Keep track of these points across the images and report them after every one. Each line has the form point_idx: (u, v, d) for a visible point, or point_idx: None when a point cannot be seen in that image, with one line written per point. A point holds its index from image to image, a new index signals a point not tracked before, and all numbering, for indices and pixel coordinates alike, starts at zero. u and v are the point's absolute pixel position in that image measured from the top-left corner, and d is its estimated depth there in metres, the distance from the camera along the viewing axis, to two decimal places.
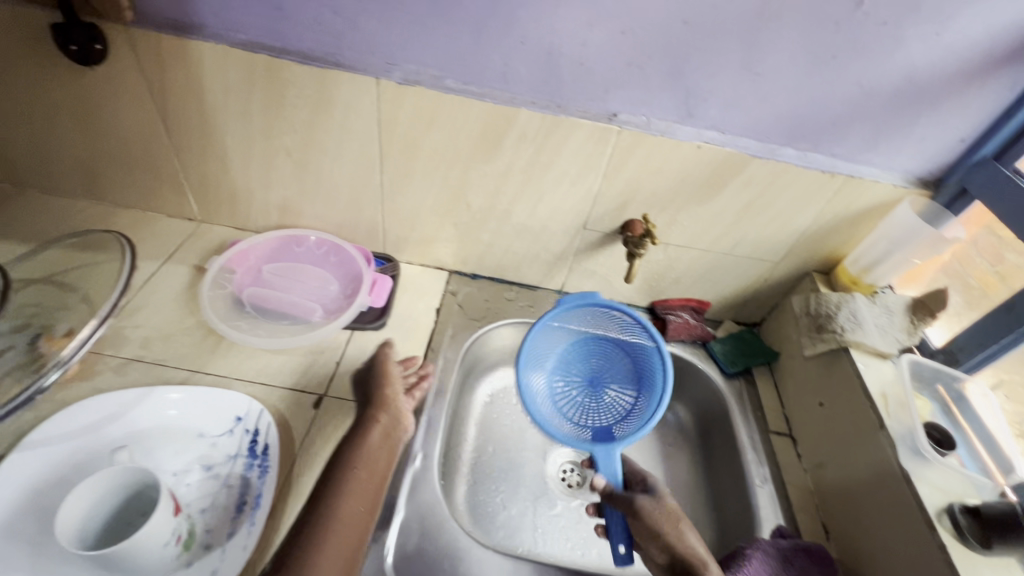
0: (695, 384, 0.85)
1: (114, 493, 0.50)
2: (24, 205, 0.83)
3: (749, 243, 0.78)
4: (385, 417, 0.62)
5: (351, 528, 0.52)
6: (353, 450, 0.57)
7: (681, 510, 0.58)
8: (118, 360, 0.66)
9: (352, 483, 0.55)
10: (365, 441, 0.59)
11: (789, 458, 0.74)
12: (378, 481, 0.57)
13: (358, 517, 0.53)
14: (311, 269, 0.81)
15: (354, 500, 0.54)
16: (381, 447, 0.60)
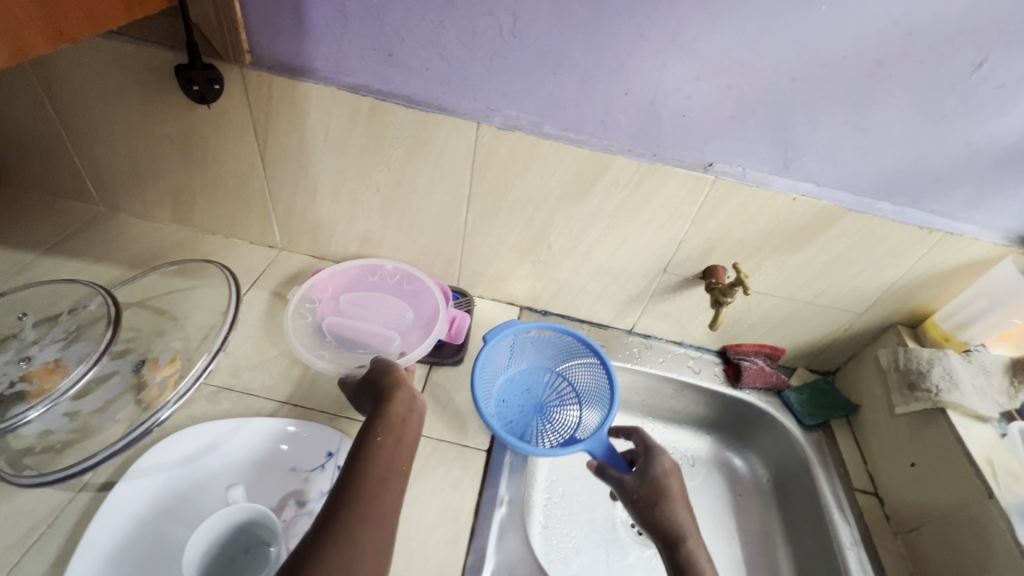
0: (772, 434, 0.83)
1: (223, 526, 0.52)
2: (116, 227, 0.86)
3: (834, 293, 0.77)
4: (396, 390, 0.58)
5: (382, 490, 0.48)
6: (372, 424, 0.54)
7: (666, 490, 0.60)
8: (210, 388, 0.67)
9: (377, 452, 0.51)
10: (382, 416, 0.55)
11: (877, 518, 0.72)
12: (405, 446, 0.53)
13: (384, 476, 0.49)
14: (387, 299, 0.79)
15: (379, 466, 0.50)
16: (400, 418, 0.55)
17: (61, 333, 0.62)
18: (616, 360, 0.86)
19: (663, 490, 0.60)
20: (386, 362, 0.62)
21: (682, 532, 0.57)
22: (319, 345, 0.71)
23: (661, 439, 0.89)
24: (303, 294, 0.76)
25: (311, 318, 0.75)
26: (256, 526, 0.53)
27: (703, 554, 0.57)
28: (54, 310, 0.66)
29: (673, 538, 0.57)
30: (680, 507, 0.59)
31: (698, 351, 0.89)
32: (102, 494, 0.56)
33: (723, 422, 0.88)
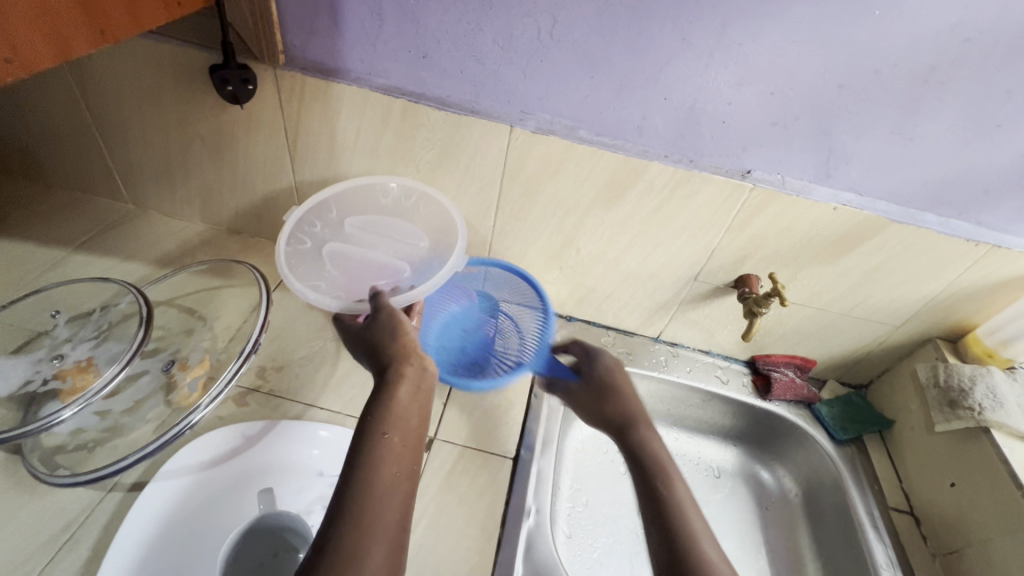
0: (802, 448, 0.81)
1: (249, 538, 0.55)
2: (145, 225, 0.87)
3: (871, 305, 0.75)
4: (404, 368, 0.54)
5: (388, 499, 0.45)
6: (380, 412, 0.50)
7: (608, 381, 0.66)
8: (238, 390, 0.67)
9: (386, 451, 0.48)
10: (388, 405, 0.51)
11: (914, 539, 0.70)
12: (413, 438, 0.50)
13: (393, 483, 0.46)
14: (397, 225, 0.71)
15: (386, 468, 0.46)
16: (405, 403, 0.52)
17: (93, 331, 0.62)
18: (642, 368, 0.84)
19: (608, 381, 0.66)
20: (393, 329, 0.57)
21: (631, 414, 0.62)
22: (317, 275, 0.66)
23: (686, 448, 0.87)
24: (300, 218, 0.69)
25: (310, 245, 0.69)
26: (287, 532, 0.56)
27: (651, 429, 0.61)
28: (85, 308, 0.66)
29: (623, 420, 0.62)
30: (623, 393, 0.65)
31: (726, 360, 0.88)
32: (132, 494, 0.56)
33: (750, 434, 0.86)
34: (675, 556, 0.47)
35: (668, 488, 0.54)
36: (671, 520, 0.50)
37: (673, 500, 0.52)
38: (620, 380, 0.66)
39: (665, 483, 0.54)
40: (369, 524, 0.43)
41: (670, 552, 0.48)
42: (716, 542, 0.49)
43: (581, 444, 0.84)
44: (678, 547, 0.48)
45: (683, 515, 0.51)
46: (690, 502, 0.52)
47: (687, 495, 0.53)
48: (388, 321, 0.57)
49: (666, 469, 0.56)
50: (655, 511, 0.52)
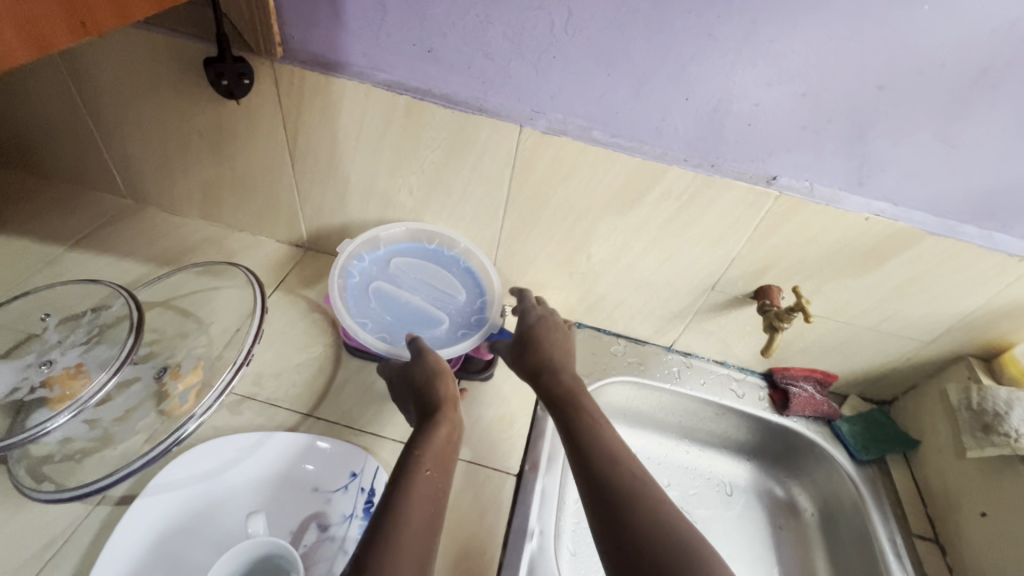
0: (822, 466, 0.78)
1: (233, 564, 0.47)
2: (143, 221, 0.84)
3: (900, 320, 0.70)
4: (447, 409, 0.56)
5: (421, 534, 0.44)
6: (420, 447, 0.51)
7: (537, 329, 0.65)
8: (233, 397, 0.65)
9: (423, 485, 0.48)
10: (429, 441, 0.52)
11: (937, 567, 0.66)
12: (449, 481, 0.51)
13: (426, 517, 0.46)
14: (441, 273, 0.74)
15: (421, 502, 0.47)
16: (445, 442, 0.53)
17: (82, 336, 0.60)
18: (654, 379, 0.81)
19: (537, 332, 0.65)
20: (436, 369, 0.59)
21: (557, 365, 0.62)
22: (364, 311, 0.69)
23: (697, 462, 0.84)
24: (353, 251, 0.72)
25: (357, 280, 0.72)
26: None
27: (576, 378, 0.61)
28: (77, 310, 0.64)
29: (550, 371, 0.61)
30: (549, 343, 0.64)
31: (742, 372, 0.84)
32: (121, 507, 0.54)
33: (765, 449, 0.82)
34: (605, 495, 0.48)
35: (594, 431, 0.54)
36: (599, 462, 0.50)
37: (600, 442, 0.52)
38: (547, 330, 0.65)
39: (591, 427, 0.54)
40: (398, 557, 0.42)
41: (600, 491, 0.48)
42: (643, 473, 0.50)
43: None
44: (606, 484, 0.48)
45: (612, 455, 0.51)
46: (616, 442, 0.53)
47: (613, 437, 0.53)
48: (431, 362, 0.60)
49: (594, 415, 0.56)
50: (584, 454, 0.52)
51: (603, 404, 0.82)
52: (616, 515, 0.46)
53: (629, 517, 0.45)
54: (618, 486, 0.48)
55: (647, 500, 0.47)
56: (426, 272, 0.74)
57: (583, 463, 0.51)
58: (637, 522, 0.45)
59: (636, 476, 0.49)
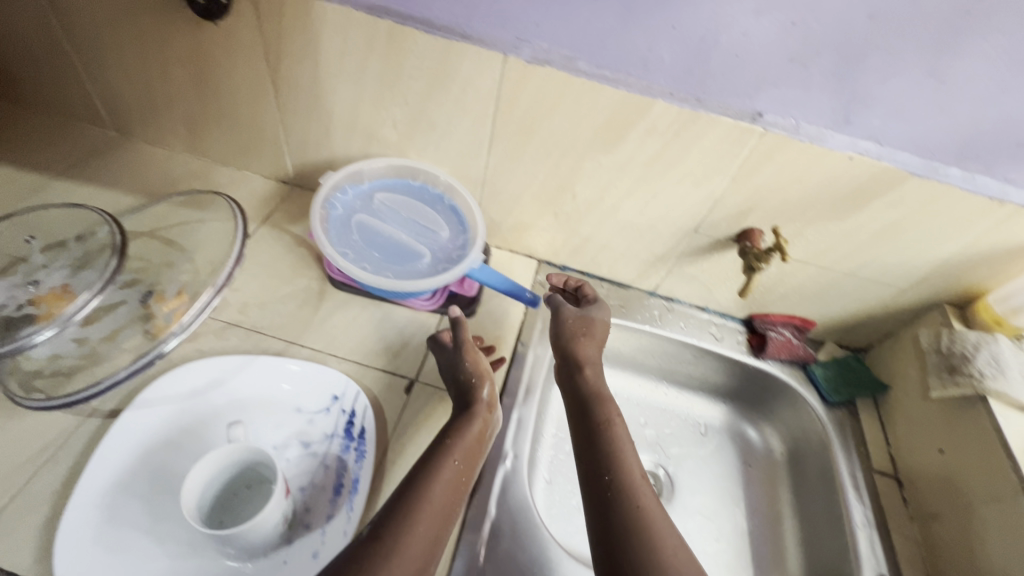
0: (792, 407, 0.80)
1: (223, 461, 0.48)
2: (129, 154, 0.84)
3: (879, 266, 0.71)
4: (483, 408, 0.58)
5: (438, 518, 0.48)
6: (453, 438, 0.54)
7: (593, 324, 0.66)
8: (219, 323, 0.66)
9: (448, 473, 0.51)
10: (462, 433, 0.55)
11: (894, 501, 0.69)
12: (472, 473, 0.54)
13: (447, 502, 0.49)
14: (424, 209, 0.74)
15: (445, 489, 0.50)
16: (477, 437, 0.56)
17: (69, 259, 0.61)
18: (635, 322, 0.82)
19: (578, 328, 0.65)
20: (478, 365, 0.61)
21: (586, 363, 0.62)
22: (346, 243, 0.69)
23: (674, 403, 0.87)
24: (337, 183, 0.72)
25: (340, 212, 0.72)
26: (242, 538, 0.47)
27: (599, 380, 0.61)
28: (63, 236, 0.64)
29: (580, 368, 0.61)
30: (587, 340, 0.64)
31: (722, 317, 0.85)
32: (109, 421, 0.56)
33: (741, 391, 0.85)
34: (610, 511, 0.49)
35: (610, 444, 0.54)
36: (610, 477, 0.51)
37: (615, 456, 0.53)
38: (593, 328, 0.65)
39: (608, 440, 0.54)
40: (414, 536, 0.45)
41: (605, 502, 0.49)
42: (653, 499, 0.50)
43: None
44: (614, 506, 0.49)
45: (625, 473, 0.51)
46: (631, 459, 0.53)
47: (628, 454, 0.53)
48: (476, 359, 0.62)
49: (611, 425, 0.56)
50: (596, 467, 0.52)
51: None
52: (622, 538, 0.46)
53: (634, 544, 0.46)
54: (628, 509, 0.48)
55: (653, 529, 0.47)
56: (410, 209, 0.73)
57: (593, 475, 0.52)
58: (641, 551, 0.45)
59: (646, 499, 0.49)
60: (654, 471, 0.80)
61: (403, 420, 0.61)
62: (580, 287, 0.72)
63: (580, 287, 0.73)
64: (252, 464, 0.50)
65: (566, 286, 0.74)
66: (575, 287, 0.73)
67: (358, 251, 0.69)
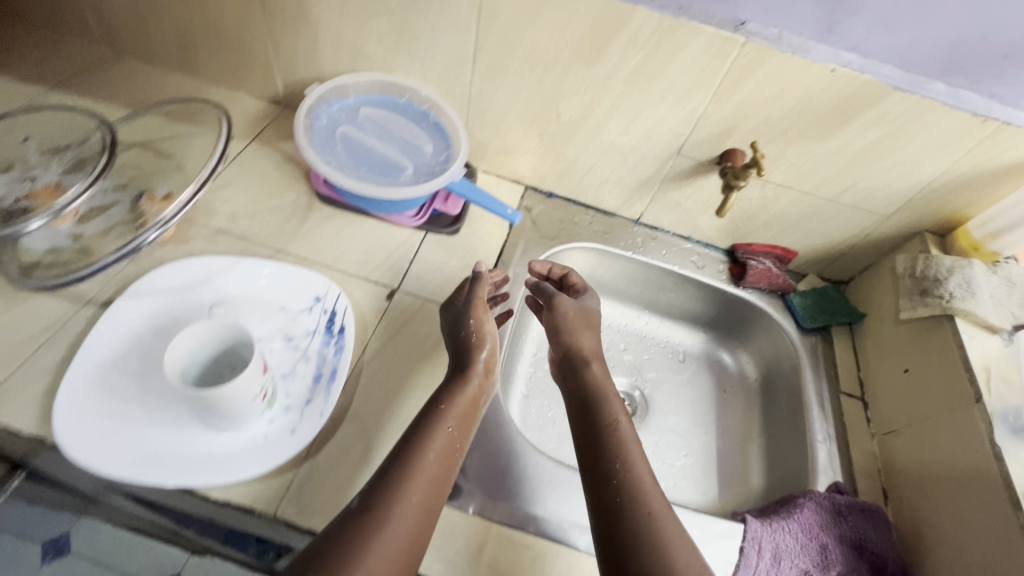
0: (768, 333, 0.82)
1: (207, 333, 0.51)
2: (123, 70, 0.84)
3: (861, 191, 0.71)
4: (480, 374, 0.59)
5: (430, 488, 0.48)
6: (445, 403, 0.55)
7: (592, 320, 0.67)
8: (209, 230, 0.69)
9: (442, 441, 0.51)
10: (454, 401, 0.55)
11: (857, 419, 0.71)
12: (464, 440, 0.54)
13: (438, 470, 0.50)
14: (409, 126, 0.74)
15: (438, 458, 0.50)
16: (470, 400, 0.56)
17: (63, 160, 0.63)
18: (618, 248, 0.83)
19: (579, 320, 0.66)
20: (483, 332, 0.61)
21: (592, 359, 0.63)
22: (330, 152, 0.70)
23: (655, 332, 0.89)
24: (322, 96, 0.73)
25: (326, 124, 0.73)
26: (212, 403, 0.49)
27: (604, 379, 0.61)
28: (56, 139, 0.66)
29: (588, 364, 0.62)
30: (589, 335, 0.65)
31: (705, 248, 0.86)
32: (103, 309, 0.59)
33: (720, 321, 0.86)
34: (613, 508, 0.49)
35: (615, 445, 0.53)
36: (615, 476, 0.51)
37: (622, 457, 0.52)
38: (593, 319, 0.67)
39: (615, 440, 0.54)
40: (405, 506, 0.46)
41: (608, 501, 0.49)
42: (662, 502, 0.50)
43: None
44: (621, 507, 0.49)
45: (631, 476, 0.51)
46: (639, 461, 0.52)
47: (635, 455, 0.53)
48: (482, 318, 0.62)
49: (616, 424, 0.55)
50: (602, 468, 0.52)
51: None
52: (629, 541, 0.46)
53: (643, 549, 0.46)
54: (638, 514, 0.48)
55: (663, 535, 0.47)
56: (394, 124, 0.74)
57: (598, 472, 0.52)
58: (652, 557, 0.45)
59: (655, 503, 0.49)
60: (629, 392, 0.83)
61: (383, 323, 0.65)
62: (566, 276, 0.72)
63: (566, 276, 0.72)
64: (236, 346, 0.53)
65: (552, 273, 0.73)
66: (561, 276, 0.73)
67: (342, 160, 0.70)
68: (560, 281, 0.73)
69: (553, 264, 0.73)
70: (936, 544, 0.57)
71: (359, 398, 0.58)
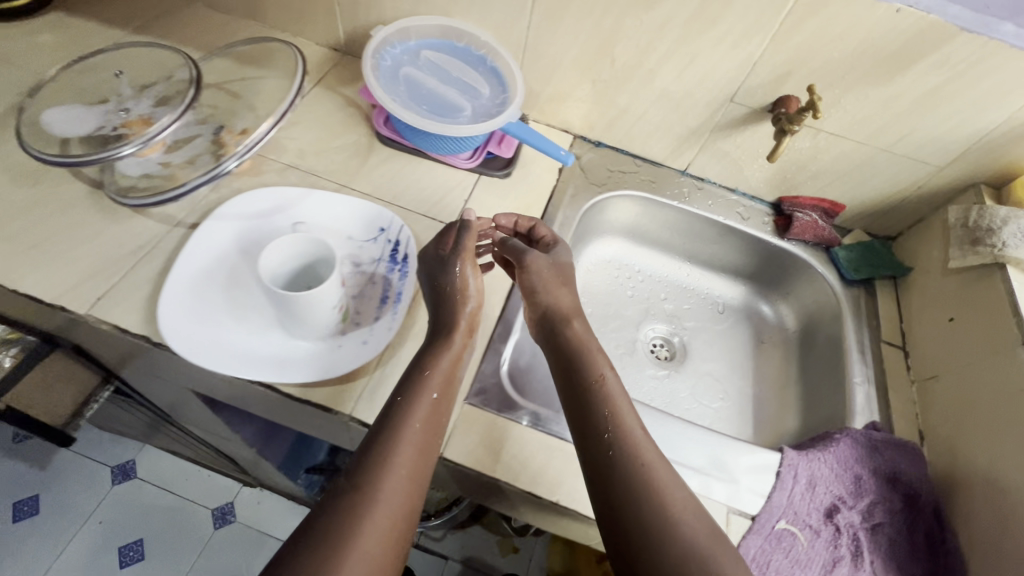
0: (809, 284, 0.83)
1: (290, 249, 0.57)
2: (194, 16, 0.89)
3: (917, 140, 0.71)
4: (463, 333, 0.57)
5: (417, 456, 0.48)
6: (426, 369, 0.53)
7: (566, 274, 0.63)
8: (280, 164, 0.74)
9: (424, 407, 0.50)
10: (434, 367, 0.53)
11: (897, 366, 0.72)
12: (449, 405, 0.54)
13: (424, 438, 0.49)
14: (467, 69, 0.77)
15: (421, 425, 0.49)
16: (453, 361, 0.55)
17: (154, 94, 0.68)
18: (663, 197, 0.85)
19: (553, 276, 0.62)
20: (466, 285, 0.60)
21: (573, 316, 0.59)
22: (394, 91, 0.73)
23: (695, 283, 0.91)
24: (386, 38, 0.75)
25: (389, 64, 0.75)
26: (298, 313, 0.55)
27: (586, 334, 0.59)
28: (147, 76, 0.71)
29: (568, 321, 0.59)
30: (566, 290, 0.62)
31: (751, 200, 0.87)
32: (190, 231, 0.64)
33: (762, 273, 0.88)
34: (609, 479, 0.48)
35: (603, 404, 0.52)
36: (608, 442, 0.49)
37: (610, 417, 0.51)
38: (567, 273, 0.63)
39: (601, 399, 0.52)
40: (393, 477, 0.46)
41: (603, 472, 0.48)
42: (654, 454, 0.49)
43: (591, 266, 0.88)
44: (614, 466, 0.48)
45: (624, 439, 0.49)
46: (627, 415, 0.51)
47: (626, 414, 0.52)
48: (470, 271, 0.60)
49: (602, 383, 0.53)
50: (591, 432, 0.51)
51: (612, 219, 0.88)
52: (625, 499, 0.46)
53: (640, 504, 0.46)
54: (632, 478, 0.47)
55: (660, 489, 0.47)
56: (453, 67, 0.76)
57: (589, 440, 0.50)
58: (651, 516, 0.45)
59: (648, 454, 0.49)
60: (668, 338, 0.86)
61: None
62: (533, 229, 0.68)
63: (533, 228, 0.69)
64: (315, 261, 0.58)
65: (521, 226, 0.69)
66: (529, 229, 0.69)
67: (405, 99, 0.73)
68: (528, 234, 0.69)
69: (519, 216, 0.69)
70: (970, 482, 0.59)
71: (421, 319, 0.62)
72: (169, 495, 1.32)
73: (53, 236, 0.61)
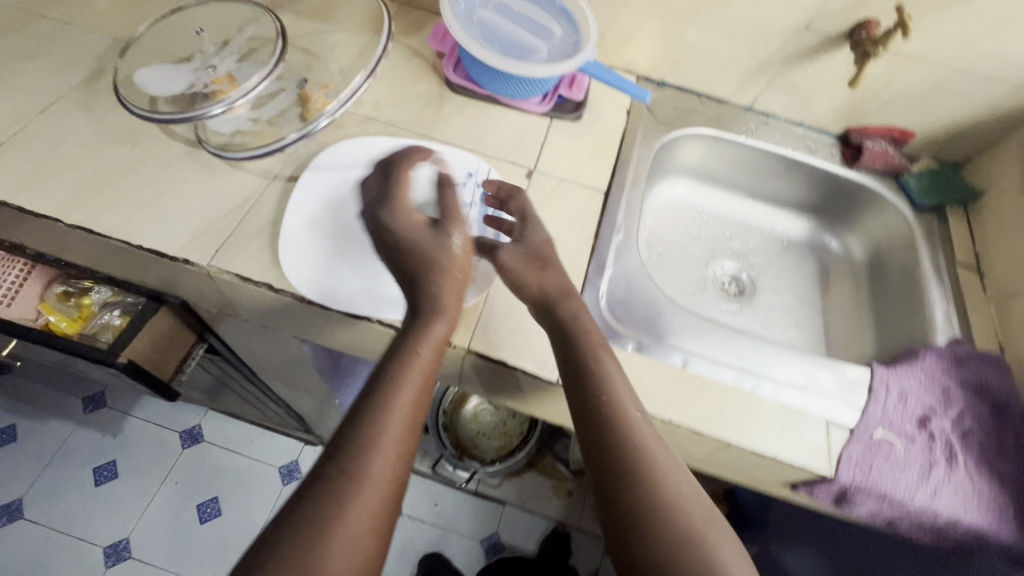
0: (878, 213, 0.84)
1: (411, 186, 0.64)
2: None
3: (998, 58, 0.71)
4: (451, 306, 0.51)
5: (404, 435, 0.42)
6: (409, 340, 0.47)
7: (543, 256, 0.58)
8: (360, 117, 0.74)
9: (411, 382, 0.44)
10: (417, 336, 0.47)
11: (972, 285, 0.74)
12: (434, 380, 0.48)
13: (410, 416, 0.43)
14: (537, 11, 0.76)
15: (407, 401, 0.43)
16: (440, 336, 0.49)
17: (235, 50, 0.68)
18: (731, 133, 0.85)
19: (533, 258, 0.57)
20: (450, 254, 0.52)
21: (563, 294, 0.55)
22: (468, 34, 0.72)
23: (759, 219, 0.93)
24: None
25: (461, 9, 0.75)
26: None
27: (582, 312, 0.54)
28: (224, 32, 0.71)
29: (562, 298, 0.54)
30: (550, 271, 0.56)
31: (817, 133, 0.87)
32: (290, 183, 0.66)
33: (828, 206, 0.89)
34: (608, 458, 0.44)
35: (599, 381, 0.48)
36: (606, 419, 0.45)
37: (607, 398, 0.47)
38: (544, 256, 0.58)
39: (598, 377, 0.48)
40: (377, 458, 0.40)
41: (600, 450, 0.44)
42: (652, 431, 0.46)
43: (656, 208, 0.89)
44: (613, 443, 0.44)
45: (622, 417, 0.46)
46: (624, 392, 0.48)
47: (622, 391, 0.48)
48: (448, 235, 0.53)
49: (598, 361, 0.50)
50: (588, 410, 0.47)
51: (678, 159, 0.89)
52: (623, 479, 0.42)
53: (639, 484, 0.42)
54: (633, 458, 0.43)
55: (660, 470, 0.43)
56: (524, 9, 0.75)
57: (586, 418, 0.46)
58: (651, 498, 0.42)
59: (647, 430, 0.46)
60: (735, 275, 0.88)
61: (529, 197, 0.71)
62: (512, 198, 0.64)
63: (512, 197, 0.64)
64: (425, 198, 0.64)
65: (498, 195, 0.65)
66: (507, 198, 0.64)
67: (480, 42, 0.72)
68: (506, 204, 0.65)
69: (501, 182, 0.65)
70: None
71: None
72: (238, 455, 1.38)
73: (161, 194, 0.63)
